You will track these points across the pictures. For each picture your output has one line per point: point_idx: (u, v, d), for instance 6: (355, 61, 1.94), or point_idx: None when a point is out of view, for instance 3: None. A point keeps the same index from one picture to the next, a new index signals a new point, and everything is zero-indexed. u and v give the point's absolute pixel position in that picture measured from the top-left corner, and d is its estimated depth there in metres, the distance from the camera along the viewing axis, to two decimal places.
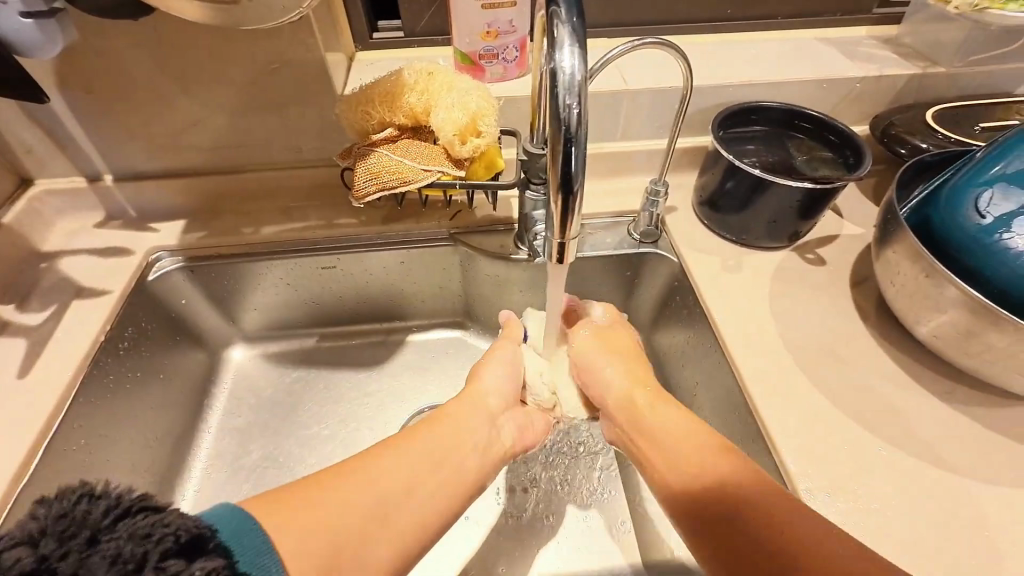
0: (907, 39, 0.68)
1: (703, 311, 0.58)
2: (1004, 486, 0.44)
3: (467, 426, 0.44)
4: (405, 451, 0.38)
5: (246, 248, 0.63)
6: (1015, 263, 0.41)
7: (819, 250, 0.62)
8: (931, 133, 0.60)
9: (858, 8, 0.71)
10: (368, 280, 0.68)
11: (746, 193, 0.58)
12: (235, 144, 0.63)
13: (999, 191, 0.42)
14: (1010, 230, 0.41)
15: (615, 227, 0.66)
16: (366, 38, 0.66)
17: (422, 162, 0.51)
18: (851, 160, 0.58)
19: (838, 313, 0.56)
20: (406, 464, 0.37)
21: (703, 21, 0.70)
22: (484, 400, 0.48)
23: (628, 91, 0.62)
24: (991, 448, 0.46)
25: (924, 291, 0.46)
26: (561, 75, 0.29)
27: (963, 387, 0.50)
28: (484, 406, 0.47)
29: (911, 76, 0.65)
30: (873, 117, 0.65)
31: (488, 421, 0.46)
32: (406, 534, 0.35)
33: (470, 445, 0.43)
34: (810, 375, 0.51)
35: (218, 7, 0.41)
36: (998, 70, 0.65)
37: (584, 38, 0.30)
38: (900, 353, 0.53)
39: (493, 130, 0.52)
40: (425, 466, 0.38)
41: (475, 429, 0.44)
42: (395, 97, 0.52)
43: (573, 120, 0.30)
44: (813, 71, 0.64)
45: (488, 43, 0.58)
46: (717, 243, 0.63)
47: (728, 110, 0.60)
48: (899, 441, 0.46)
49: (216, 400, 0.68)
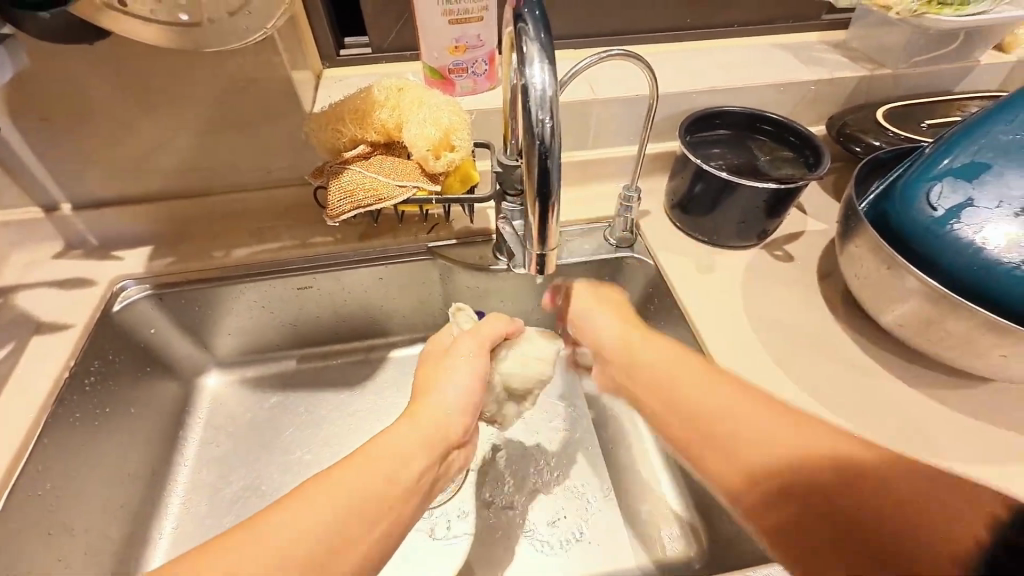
0: (855, 43, 0.72)
1: (681, 311, 0.59)
2: (972, 464, 0.46)
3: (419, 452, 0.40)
4: (349, 476, 0.36)
5: (216, 270, 0.61)
6: (968, 252, 0.43)
7: (787, 247, 0.64)
8: (882, 132, 0.63)
9: (808, 16, 0.75)
10: (346, 299, 0.67)
11: (715, 195, 0.60)
12: (201, 167, 0.61)
13: (947, 184, 0.45)
14: (960, 221, 0.43)
15: (591, 233, 0.68)
16: (334, 55, 0.66)
17: (396, 178, 0.51)
18: (811, 159, 0.61)
19: (808, 307, 0.58)
20: (354, 494, 0.35)
21: (665, 30, 0.73)
22: (439, 419, 0.43)
23: (596, 100, 0.63)
24: (957, 428, 0.48)
25: (886, 283, 0.48)
26: (532, 91, 0.30)
27: (929, 371, 0.52)
28: (438, 428, 0.43)
29: (860, 78, 0.69)
30: (828, 118, 0.69)
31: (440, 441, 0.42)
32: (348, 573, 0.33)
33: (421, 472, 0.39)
34: (786, 368, 0.52)
35: (179, 31, 0.40)
36: (940, 70, 0.69)
37: (553, 54, 0.30)
38: (868, 342, 0.55)
39: (466, 143, 0.52)
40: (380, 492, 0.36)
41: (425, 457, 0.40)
42: (367, 114, 0.52)
43: (546, 134, 0.30)
44: (770, 76, 0.67)
45: (456, 58, 0.58)
46: (690, 244, 0.65)
47: (692, 116, 0.63)
48: (874, 427, 0.48)
49: (192, 430, 0.65)
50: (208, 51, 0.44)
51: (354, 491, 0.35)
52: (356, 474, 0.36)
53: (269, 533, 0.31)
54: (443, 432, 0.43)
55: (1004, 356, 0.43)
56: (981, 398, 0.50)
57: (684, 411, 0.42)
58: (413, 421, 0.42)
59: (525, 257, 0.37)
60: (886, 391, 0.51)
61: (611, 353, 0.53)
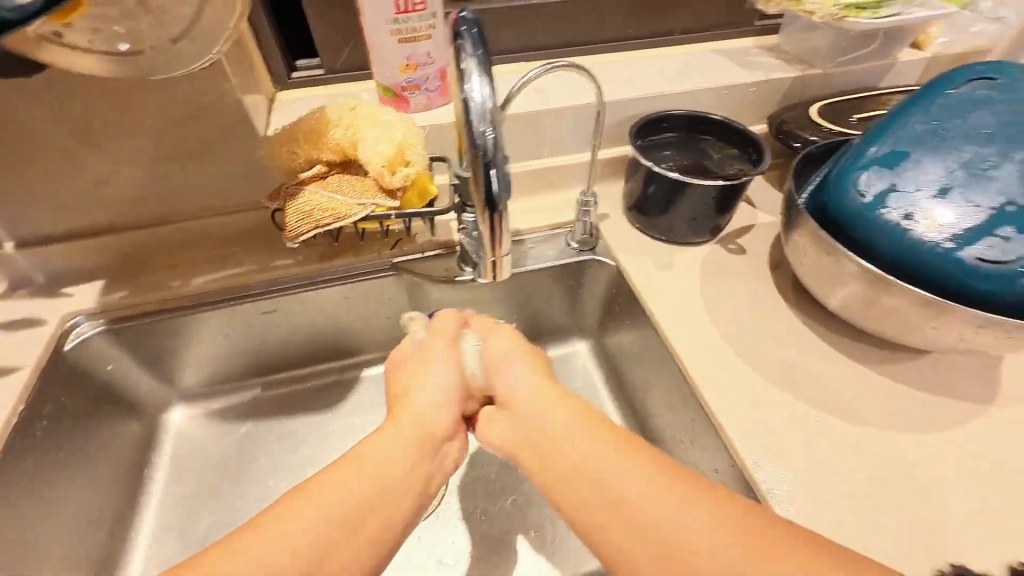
0: (787, 46, 0.77)
1: (644, 308, 0.61)
2: (919, 433, 0.49)
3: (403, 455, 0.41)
4: (350, 479, 0.37)
5: (175, 300, 0.60)
6: (895, 234, 0.45)
7: (739, 240, 0.67)
8: (817, 127, 0.67)
9: (742, 22, 0.80)
10: (313, 320, 0.66)
11: (668, 195, 0.63)
12: (152, 196, 0.60)
13: (873, 172, 0.48)
14: (886, 206, 0.46)
15: (554, 239, 0.69)
16: (286, 78, 0.66)
17: (354, 196, 0.51)
18: (754, 157, 0.64)
19: (762, 296, 0.61)
20: (340, 501, 0.36)
21: (610, 41, 0.76)
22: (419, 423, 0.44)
23: (548, 110, 0.65)
24: (903, 399, 0.51)
25: (828, 268, 0.51)
26: (473, 105, 0.31)
27: (875, 348, 0.55)
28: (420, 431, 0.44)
29: (793, 78, 0.73)
30: (768, 117, 0.73)
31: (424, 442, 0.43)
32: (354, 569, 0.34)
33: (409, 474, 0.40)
34: (744, 356, 0.55)
35: (121, 60, 0.40)
36: (864, 68, 0.75)
37: (491, 69, 0.32)
38: (819, 325, 0.58)
39: (421, 158, 0.53)
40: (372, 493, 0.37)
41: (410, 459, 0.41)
42: (321, 134, 0.52)
43: (489, 145, 0.31)
44: (711, 80, 0.71)
45: (408, 75, 0.59)
46: (648, 243, 0.68)
47: (641, 122, 0.65)
48: (828, 405, 0.50)
49: (158, 467, 0.63)
50: (153, 78, 0.43)
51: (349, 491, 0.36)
52: (351, 481, 0.37)
53: (256, 544, 0.32)
54: (426, 431, 0.44)
55: (936, 328, 0.46)
56: (924, 370, 0.53)
57: (600, 502, 0.36)
58: (398, 423, 0.44)
59: (480, 266, 0.38)
60: (837, 370, 0.53)
61: (516, 415, 0.46)
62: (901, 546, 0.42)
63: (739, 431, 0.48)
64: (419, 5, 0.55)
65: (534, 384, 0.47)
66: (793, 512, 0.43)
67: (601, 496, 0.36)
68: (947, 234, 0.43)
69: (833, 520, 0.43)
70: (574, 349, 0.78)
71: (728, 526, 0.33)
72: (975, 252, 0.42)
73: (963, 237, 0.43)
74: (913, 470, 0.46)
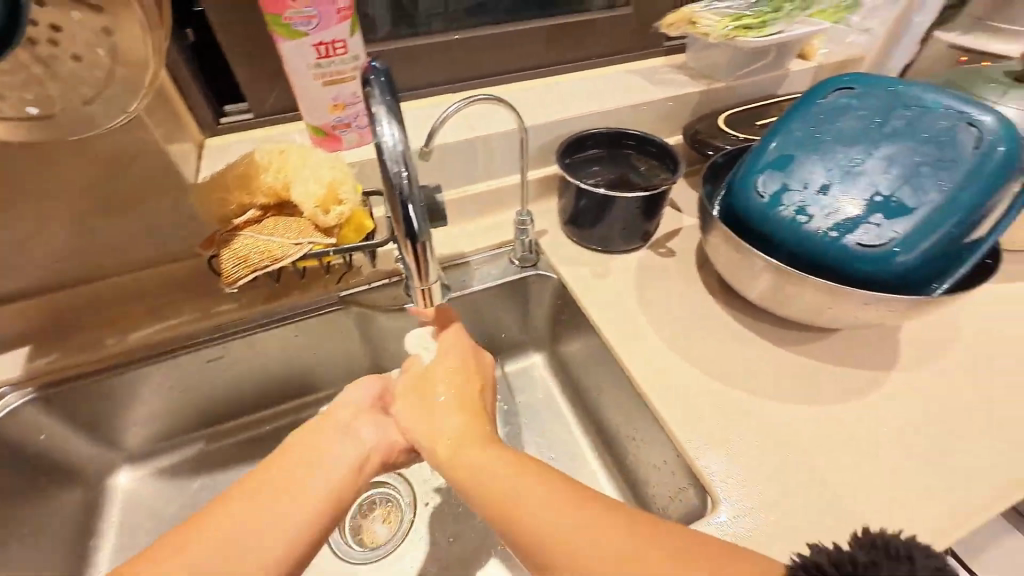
0: (692, 63, 0.84)
1: (587, 316, 0.64)
2: (837, 403, 0.53)
3: (325, 443, 0.46)
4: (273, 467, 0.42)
5: (111, 359, 0.58)
6: (790, 227, 0.51)
7: (668, 244, 0.72)
8: (724, 135, 0.74)
9: (651, 44, 0.88)
10: (262, 363, 0.65)
11: (597, 208, 0.67)
12: (78, 254, 0.58)
13: (767, 174, 0.53)
14: (780, 203, 0.52)
15: (496, 258, 0.72)
16: (213, 124, 0.66)
17: (290, 237, 0.52)
18: (671, 166, 0.69)
19: (692, 294, 0.65)
20: (262, 488, 0.40)
21: (532, 67, 0.82)
22: (339, 414, 0.50)
23: (477, 138, 0.68)
24: (821, 375, 0.56)
25: (741, 264, 0.56)
26: (385, 147, 0.33)
27: (794, 331, 0.61)
28: (340, 420, 0.49)
29: (700, 92, 0.80)
30: (682, 129, 0.79)
31: (345, 430, 0.48)
32: (293, 547, 0.38)
33: (332, 458, 0.45)
34: (679, 352, 0.59)
35: (36, 125, 0.40)
36: (761, 79, 0.83)
37: (400, 112, 0.34)
38: (744, 315, 0.63)
39: (353, 195, 0.54)
40: (297, 477, 0.42)
41: (333, 444, 0.46)
42: (252, 180, 0.53)
43: (404, 183, 0.34)
44: (627, 98, 0.77)
45: (337, 115, 0.61)
46: (585, 254, 0.72)
47: (565, 142, 0.70)
48: (756, 389, 0.55)
49: (105, 536, 0.60)
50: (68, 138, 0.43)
51: (281, 480, 0.41)
52: (276, 470, 0.42)
53: (195, 536, 0.36)
54: (345, 418, 0.49)
55: (835, 308, 0.51)
56: (836, 345, 0.59)
57: (508, 511, 0.36)
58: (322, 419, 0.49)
59: (413, 292, 0.42)
60: (762, 354, 0.58)
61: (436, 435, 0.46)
62: (828, 508, 0.46)
63: (679, 422, 0.52)
64: (340, 49, 0.56)
65: (457, 406, 0.47)
66: (732, 491, 0.47)
67: (508, 508, 0.36)
68: (829, 225, 0.49)
69: (768, 494, 0.47)
70: (530, 361, 0.81)
71: (623, 518, 0.33)
72: (855, 239, 0.48)
73: (843, 227, 0.48)
74: (833, 438, 0.51)
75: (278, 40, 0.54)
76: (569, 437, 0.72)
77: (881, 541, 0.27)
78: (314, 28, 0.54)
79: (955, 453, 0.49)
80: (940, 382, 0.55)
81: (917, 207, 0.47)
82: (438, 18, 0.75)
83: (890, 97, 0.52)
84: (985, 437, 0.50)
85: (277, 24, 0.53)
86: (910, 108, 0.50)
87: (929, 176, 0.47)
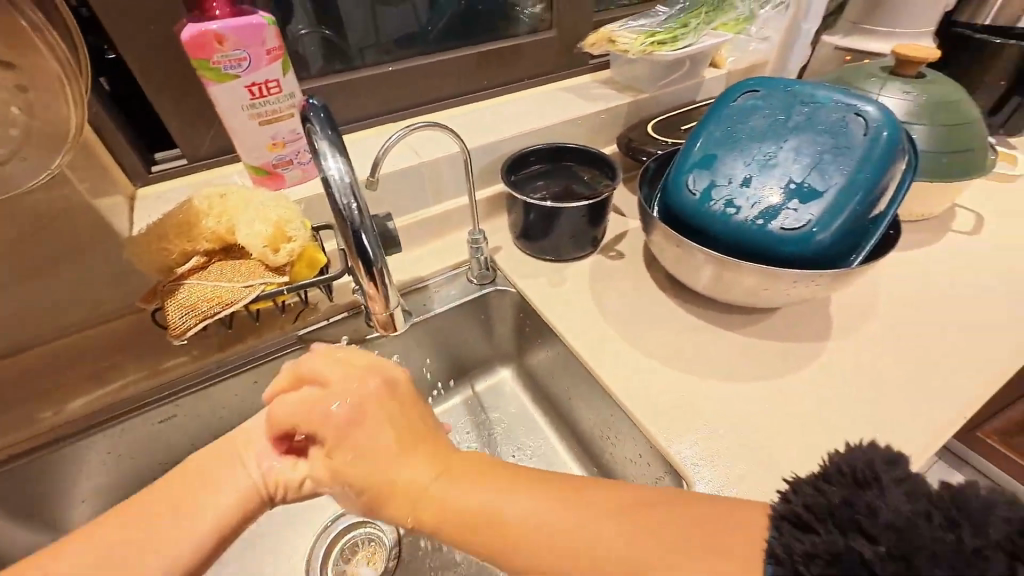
0: (618, 77, 0.90)
1: (549, 325, 0.66)
2: (786, 375, 0.58)
3: (216, 466, 0.41)
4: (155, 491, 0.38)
5: (46, 434, 0.53)
6: (721, 220, 0.55)
7: (617, 247, 0.76)
8: (655, 141, 0.79)
9: (577, 62, 0.93)
10: (221, 415, 0.62)
11: (545, 220, 0.69)
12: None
13: (695, 174, 0.58)
14: (710, 199, 0.56)
15: (455, 278, 0.73)
16: (145, 173, 0.64)
17: (239, 279, 0.51)
18: (610, 173, 0.73)
19: (644, 292, 0.69)
20: (141, 514, 0.36)
21: (468, 93, 0.86)
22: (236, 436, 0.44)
23: (422, 163, 0.70)
24: (768, 351, 0.61)
25: (685, 258, 0.60)
26: (332, 180, 0.34)
27: (740, 315, 0.65)
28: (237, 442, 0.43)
29: (628, 104, 0.86)
30: (616, 138, 0.84)
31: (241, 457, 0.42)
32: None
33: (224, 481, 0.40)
34: (640, 348, 0.61)
35: None
36: (681, 87, 0.90)
37: (343, 145, 0.35)
38: (694, 305, 0.67)
39: (302, 231, 0.53)
40: (181, 500, 0.38)
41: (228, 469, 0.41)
42: (192, 226, 0.51)
43: (354, 214, 0.34)
44: (561, 114, 0.81)
45: (277, 153, 0.61)
46: (540, 265, 0.74)
47: (508, 160, 0.72)
48: (713, 373, 0.58)
49: None
50: None
51: (161, 507, 0.37)
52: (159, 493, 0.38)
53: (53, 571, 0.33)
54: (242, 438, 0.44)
55: (771, 288, 0.56)
56: (777, 322, 0.64)
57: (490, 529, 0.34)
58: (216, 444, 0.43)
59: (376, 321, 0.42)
60: (714, 339, 0.62)
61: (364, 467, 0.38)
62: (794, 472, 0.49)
63: (647, 414, 0.54)
64: (274, 88, 0.56)
65: (388, 433, 0.39)
66: (705, 471, 0.49)
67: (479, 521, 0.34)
68: (755, 213, 0.54)
69: (738, 467, 0.50)
70: (499, 377, 0.82)
71: None
72: (778, 223, 0.53)
73: (767, 214, 0.53)
74: (787, 407, 0.54)
75: (208, 84, 0.54)
76: (546, 446, 0.73)
77: (848, 466, 0.30)
78: (245, 70, 0.53)
79: (892, 404, 0.54)
80: (870, 344, 0.61)
81: (826, 189, 0.52)
82: (370, 49, 0.78)
83: (788, 96, 0.58)
84: (914, 386, 0.56)
85: (206, 69, 0.52)
86: (807, 104, 0.56)
87: (830, 162, 0.52)
